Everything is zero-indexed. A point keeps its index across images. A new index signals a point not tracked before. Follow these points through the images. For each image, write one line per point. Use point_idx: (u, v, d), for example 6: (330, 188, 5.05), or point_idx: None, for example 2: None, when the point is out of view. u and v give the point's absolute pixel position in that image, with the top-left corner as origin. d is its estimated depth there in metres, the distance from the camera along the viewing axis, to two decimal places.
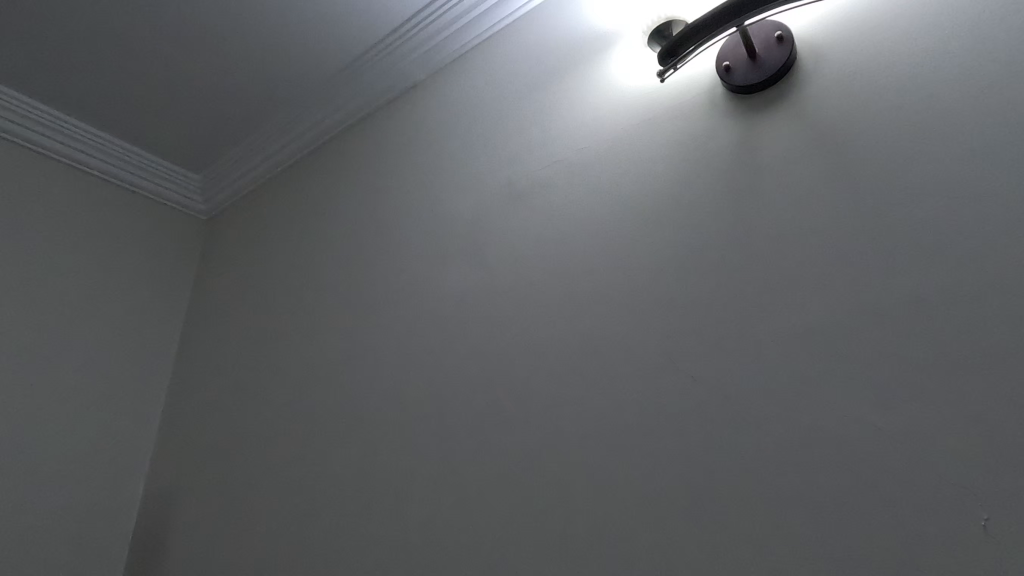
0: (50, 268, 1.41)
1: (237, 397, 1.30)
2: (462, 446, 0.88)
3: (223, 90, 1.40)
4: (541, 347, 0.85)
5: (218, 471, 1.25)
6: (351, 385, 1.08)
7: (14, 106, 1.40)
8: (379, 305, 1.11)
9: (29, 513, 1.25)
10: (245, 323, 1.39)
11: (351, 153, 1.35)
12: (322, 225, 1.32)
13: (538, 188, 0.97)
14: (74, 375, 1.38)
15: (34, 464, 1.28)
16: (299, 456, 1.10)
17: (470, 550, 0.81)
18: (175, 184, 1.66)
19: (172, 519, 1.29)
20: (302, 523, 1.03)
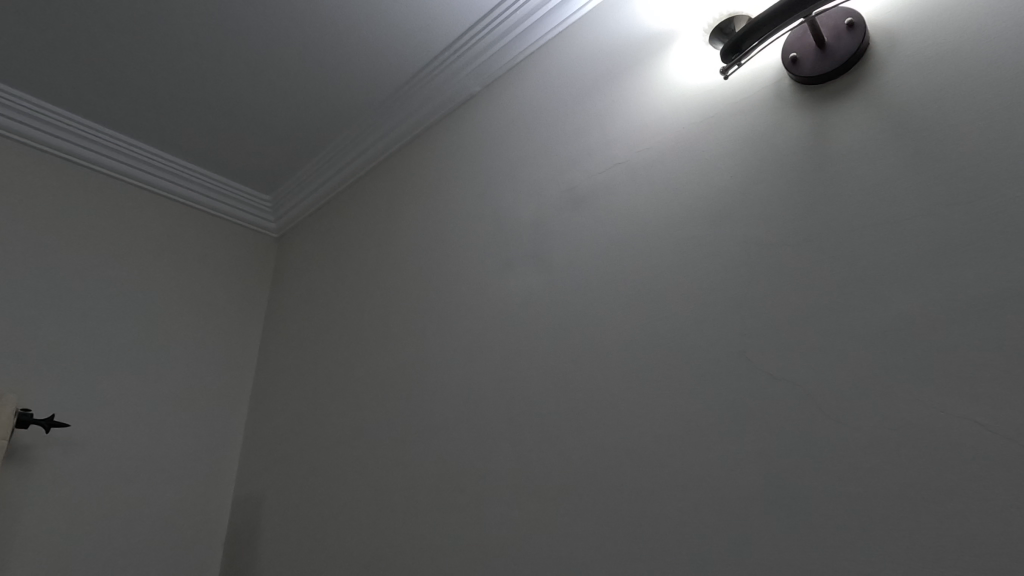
0: (144, 290, 1.54)
1: (314, 406, 1.37)
2: (530, 452, 0.90)
3: (289, 113, 1.47)
4: (606, 354, 0.85)
5: (300, 475, 1.32)
6: (421, 393, 1.12)
7: (106, 141, 1.54)
8: (444, 314, 1.14)
9: (137, 514, 1.37)
10: (319, 333, 1.46)
11: (411, 166, 1.40)
12: (386, 237, 1.37)
13: (598, 194, 0.97)
14: (169, 385, 1.50)
15: (139, 469, 1.40)
16: (375, 462, 1.15)
17: (543, 556, 0.82)
18: (248, 204, 1.77)
19: (261, 517, 1.39)
20: (381, 526, 1.08)
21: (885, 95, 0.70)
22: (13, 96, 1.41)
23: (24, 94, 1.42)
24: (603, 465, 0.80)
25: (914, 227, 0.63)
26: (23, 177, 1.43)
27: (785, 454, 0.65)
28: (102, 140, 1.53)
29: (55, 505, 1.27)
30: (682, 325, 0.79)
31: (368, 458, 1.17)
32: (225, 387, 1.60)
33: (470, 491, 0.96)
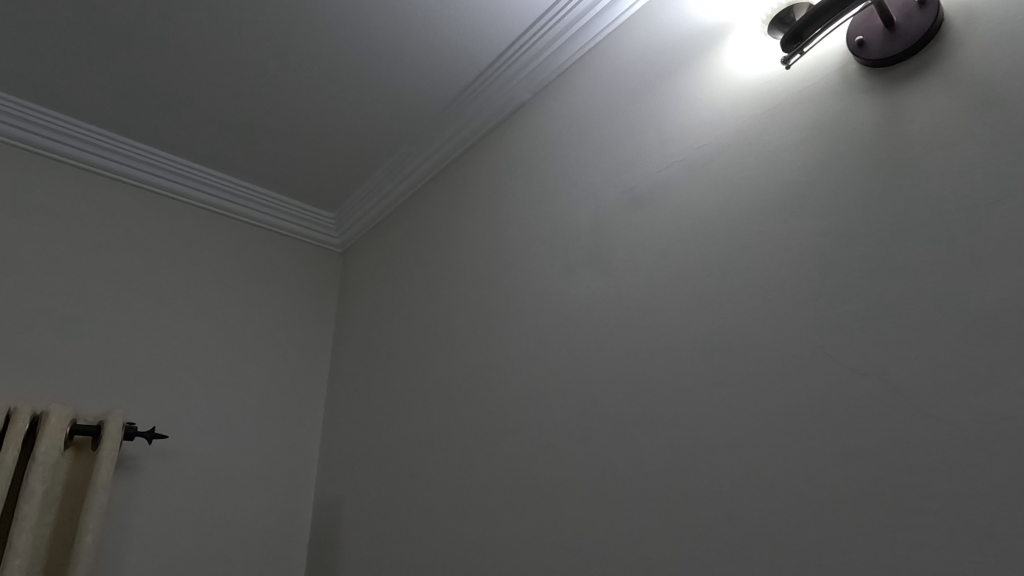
0: (226, 309, 1.64)
1: (386, 413, 1.43)
2: (603, 454, 0.90)
3: (348, 134, 1.54)
4: (676, 353, 0.85)
5: (376, 480, 1.38)
6: (490, 398, 1.15)
7: (184, 172, 1.64)
8: (508, 321, 1.16)
9: (230, 519, 1.46)
10: (387, 343, 1.52)
11: (467, 177, 1.43)
12: (447, 247, 1.41)
13: (657, 193, 0.96)
14: (252, 397, 1.60)
15: (230, 478, 1.49)
16: (448, 465, 1.19)
17: (622, 556, 0.83)
18: (313, 222, 1.86)
19: (341, 520, 1.46)
20: (458, 528, 1.12)
21: (963, 72, 0.67)
22: (100, 136, 1.52)
23: (112, 134, 1.53)
24: (679, 465, 0.80)
25: (1005, 209, 0.60)
26: (116, 210, 1.55)
27: (874, 450, 0.63)
28: (181, 172, 1.64)
29: (159, 512, 1.37)
30: (754, 321, 0.77)
31: (442, 463, 1.21)
32: (302, 397, 1.69)
33: (545, 493, 0.98)
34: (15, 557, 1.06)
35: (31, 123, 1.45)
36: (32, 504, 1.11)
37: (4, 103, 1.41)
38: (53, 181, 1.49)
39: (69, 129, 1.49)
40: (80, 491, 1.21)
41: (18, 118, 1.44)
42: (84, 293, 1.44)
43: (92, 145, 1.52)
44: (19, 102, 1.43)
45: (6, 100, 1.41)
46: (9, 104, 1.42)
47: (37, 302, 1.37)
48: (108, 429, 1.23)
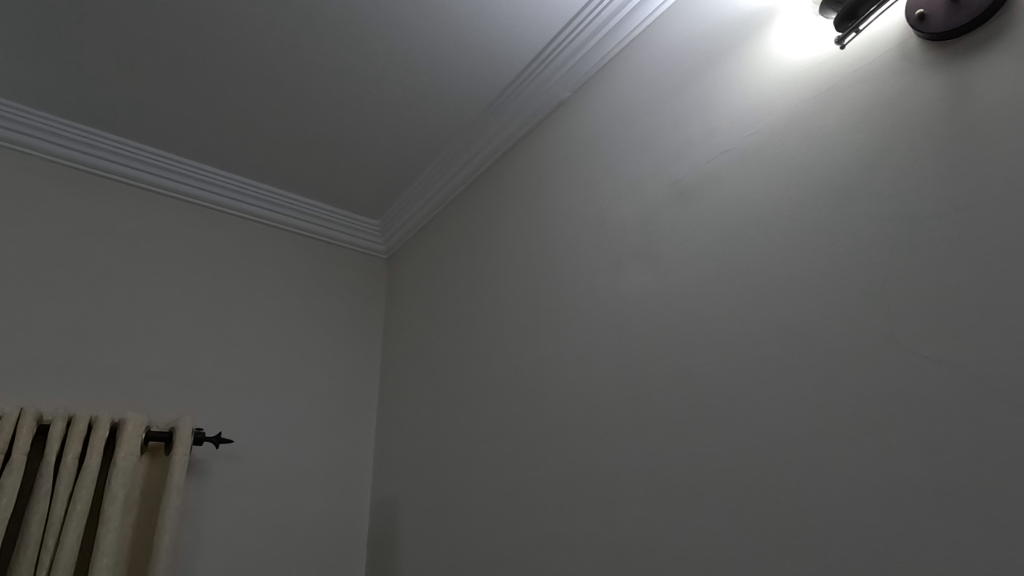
0: (281, 318, 1.69)
1: (438, 414, 1.45)
2: (660, 451, 0.89)
3: (391, 141, 1.57)
4: (732, 347, 0.83)
5: (431, 481, 1.40)
6: (542, 397, 1.15)
7: (232, 186, 1.68)
8: (557, 319, 1.17)
9: (293, 520, 1.51)
10: (436, 345, 1.54)
11: (509, 178, 1.44)
12: (492, 248, 1.42)
13: (706, 183, 0.95)
14: (309, 401, 1.65)
15: (292, 481, 1.55)
16: (503, 464, 1.20)
17: (685, 554, 0.82)
18: (359, 230, 1.90)
19: (398, 520, 1.49)
20: (515, 527, 1.12)
21: None
22: (149, 153, 1.56)
23: (170, 154, 1.58)
24: (741, 461, 0.78)
25: None
26: (176, 227, 1.60)
27: (953, 443, 0.60)
28: (235, 187, 1.69)
29: (227, 514, 1.43)
30: (815, 312, 0.75)
31: (496, 463, 1.22)
32: (355, 400, 1.73)
33: (602, 492, 0.97)
34: (102, 556, 1.13)
35: (96, 148, 1.51)
36: (115, 505, 1.18)
37: (70, 129, 1.47)
38: (118, 201, 1.54)
39: (131, 151, 1.54)
40: (155, 491, 1.28)
41: (84, 143, 1.50)
42: (151, 308, 1.49)
43: (152, 165, 1.58)
44: (81, 127, 1.48)
45: (73, 127, 1.47)
46: (75, 131, 1.48)
47: (109, 319, 1.42)
48: (179, 433, 1.29)
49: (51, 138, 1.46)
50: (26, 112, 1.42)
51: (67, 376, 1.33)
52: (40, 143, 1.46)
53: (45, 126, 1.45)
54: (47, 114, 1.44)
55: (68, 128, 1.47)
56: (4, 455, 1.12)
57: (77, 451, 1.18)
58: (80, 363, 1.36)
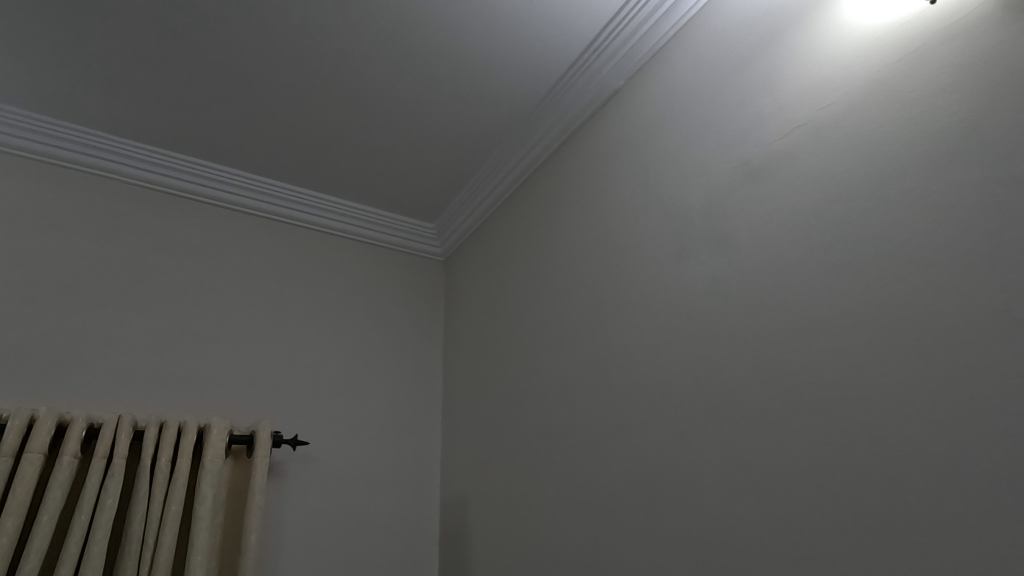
0: (346, 324, 1.73)
1: (505, 413, 1.45)
2: (743, 443, 0.85)
3: (444, 143, 1.58)
4: (818, 331, 0.79)
5: (501, 480, 1.40)
6: (613, 391, 1.13)
7: (296, 198, 1.74)
8: (622, 312, 1.14)
9: (367, 519, 1.55)
10: (499, 343, 1.54)
11: (565, 172, 1.43)
12: (552, 244, 1.41)
13: (779, 161, 0.90)
14: (377, 403, 1.68)
15: (364, 481, 1.58)
16: (574, 461, 1.18)
17: (776, 552, 0.78)
18: (416, 234, 1.93)
19: (469, 519, 1.50)
20: (590, 524, 1.11)
21: None
22: (219, 171, 1.63)
23: (237, 171, 1.65)
24: (834, 451, 0.74)
25: None
26: (245, 240, 1.67)
27: None
28: (299, 198, 1.74)
29: (307, 514, 1.48)
30: (914, 287, 0.70)
31: (567, 460, 1.20)
32: (420, 401, 1.76)
33: (681, 487, 0.94)
34: (196, 553, 1.19)
35: (172, 169, 1.59)
36: (206, 505, 1.24)
37: (149, 154, 1.56)
38: (193, 218, 1.62)
39: (203, 170, 1.62)
40: (240, 492, 1.34)
41: (161, 165, 1.58)
42: (227, 318, 1.56)
43: (222, 182, 1.65)
44: (157, 150, 1.56)
45: (148, 150, 1.55)
46: (152, 154, 1.56)
47: (190, 330, 1.50)
48: (259, 436, 1.35)
49: (131, 161, 1.55)
50: (108, 139, 1.51)
51: (155, 385, 1.41)
52: (122, 168, 1.55)
53: (125, 151, 1.54)
54: (127, 140, 1.53)
55: (146, 152, 1.55)
56: (106, 458, 1.20)
57: (169, 454, 1.25)
58: (166, 373, 1.43)
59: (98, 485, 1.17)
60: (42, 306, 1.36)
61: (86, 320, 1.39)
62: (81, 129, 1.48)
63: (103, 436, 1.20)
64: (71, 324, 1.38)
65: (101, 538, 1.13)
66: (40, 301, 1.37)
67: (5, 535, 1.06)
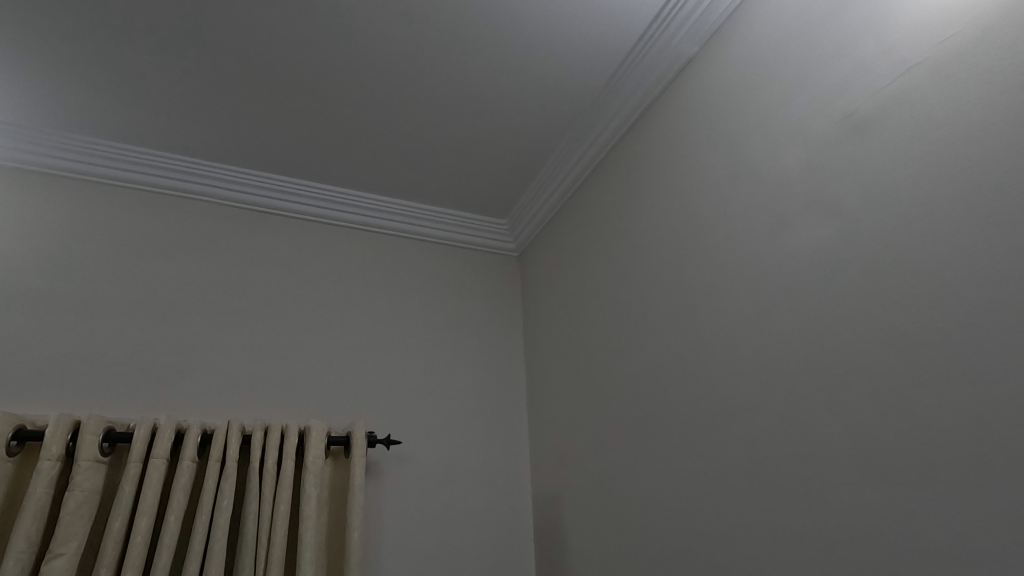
0: (428, 325, 1.76)
1: (593, 405, 1.41)
2: (869, 426, 0.77)
3: (512, 136, 1.56)
4: (960, 295, 0.69)
5: (595, 477, 1.36)
6: (710, 377, 1.06)
7: (373, 205, 1.78)
8: (716, 293, 1.07)
9: (462, 517, 1.55)
10: (582, 335, 1.50)
11: (640, 151, 1.36)
12: (631, 227, 1.35)
13: (892, 110, 0.81)
14: (462, 402, 1.69)
15: (457, 480, 1.59)
16: (673, 453, 1.12)
17: (921, 548, 0.69)
18: (489, 231, 1.93)
19: (564, 515, 1.47)
20: (697, 520, 1.05)
21: None
22: (300, 185, 1.70)
23: (317, 184, 1.71)
24: (988, 430, 0.65)
25: None
26: (328, 249, 1.73)
27: None
28: (375, 205, 1.79)
29: (403, 513, 1.50)
30: None
31: (666, 453, 1.14)
32: (505, 398, 1.75)
33: (800, 478, 0.86)
34: (305, 551, 1.24)
35: (258, 187, 1.67)
36: (311, 504, 1.29)
37: (236, 174, 1.64)
38: (279, 232, 1.70)
39: (285, 185, 1.69)
40: (341, 491, 1.38)
41: (248, 185, 1.66)
42: (316, 326, 1.62)
43: (302, 196, 1.72)
44: (244, 171, 1.64)
45: (236, 171, 1.64)
46: (239, 174, 1.64)
47: (285, 338, 1.57)
48: (355, 436, 1.39)
49: (221, 184, 1.64)
50: (200, 165, 1.60)
51: (258, 393, 1.48)
52: (213, 190, 1.64)
53: (216, 174, 1.63)
54: (216, 164, 1.61)
55: (233, 173, 1.64)
56: (220, 462, 1.27)
57: (275, 456, 1.31)
58: (266, 381, 1.50)
59: (214, 487, 1.24)
60: (153, 325, 1.46)
61: (192, 335, 1.48)
62: (175, 158, 1.58)
63: (216, 441, 1.28)
64: (179, 339, 1.47)
65: (221, 538, 1.20)
66: (151, 321, 1.46)
67: (140, 535, 1.15)
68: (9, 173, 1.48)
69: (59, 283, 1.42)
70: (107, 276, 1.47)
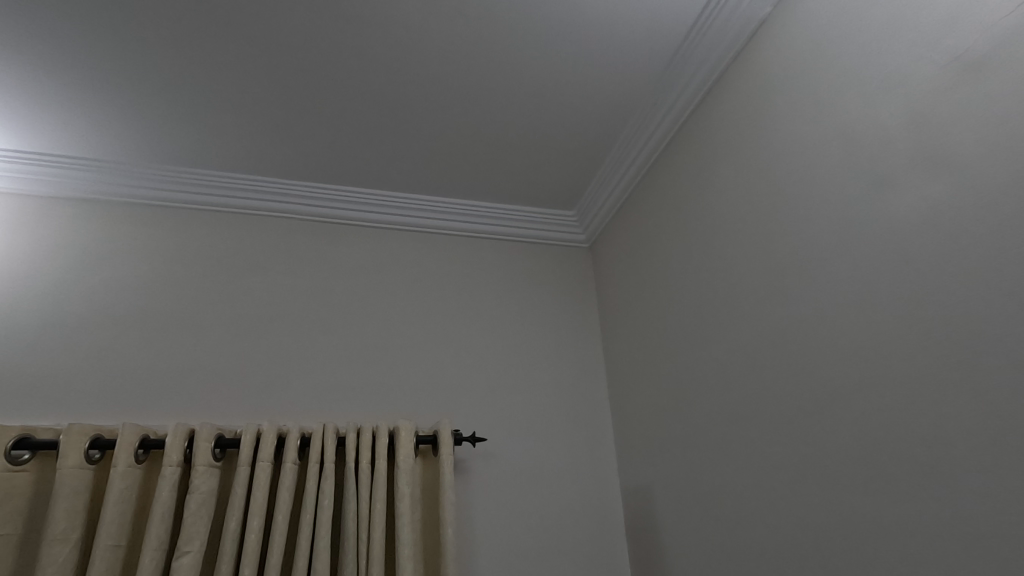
0: (505, 322, 1.76)
1: (681, 394, 1.36)
2: (1007, 403, 0.69)
3: (575, 125, 1.53)
4: None
5: (688, 468, 1.31)
6: (810, 357, 0.98)
7: (443, 207, 1.81)
8: (812, 267, 0.99)
9: (553, 512, 1.55)
10: (664, 322, 1.45)
11: (714, 126, 1.30)
12: (710, 206, 1.29)
13: (1012, 45, 0.71)
14: (544, 397, 1.68)
15: (544, 476, 1.58)
16: (774, 440, 1.06)
17: None
18: (559, 224, 1.91)
19: (657, 508, 1.43)
20: (807, 511, 0.98)
21: None
22: (373, 195, 1.76)
23: (388, 192, 1.76)
24: None
25: None
26: (403, 254, 1.78)
27: None
28: (444, 208, 1.81)
29: (495, 509, 1.51)
30: None
31: (766, 440, 1.08)
32: (587, 391, 1.73)
33: (924, 463, 0.78)
34: (404, 547, 1.28)
35: (334, 201, 1.74)
36: (405, 502, 1.33)
37: (314, 190, 1.72)
38: (357, 242, 1.76)
39: (359, 196, 1.75)
40: (433, 488, 1.42)
41: (325, 199, 1.73)
42: (398, 330, 1.67)
43: (376, 205, 1.77)
44: (321, 186, 1.72)
45: (314, 186, 1.71)
46: (317, 189, 1.72)
47: (369, 344, 1.63)
48: (443, 434, 1.42)
49: (301, 200, 1.72)
50: (281, 183, 1.69)
51: (348, 397, 1.55)
52: (294, 207, 1.72)
53: (296, 191, 1.71)
54: (295, 181, 1.70)
55: (311, 188, 1.71)
56: (319, 463, 1.33)
57: (369, 456, 1.36)
58: (355, 385, 1.56)
59: (316, 487, 1.30)
60: (250, 337, 1.55)
61: (286, 345, 1.57)
62: (258, 179, 1.67)
63: (314, 443, 1.34)
64: (274, 350, 1.55)
65: (325, 535, 1.26)
66: (248, 333, 1.56)
67: (253, 533, 1.23)
68: (117, 207, 1.62)
69: (167, 304, 1.54)
70: (207, 295, 1.58)
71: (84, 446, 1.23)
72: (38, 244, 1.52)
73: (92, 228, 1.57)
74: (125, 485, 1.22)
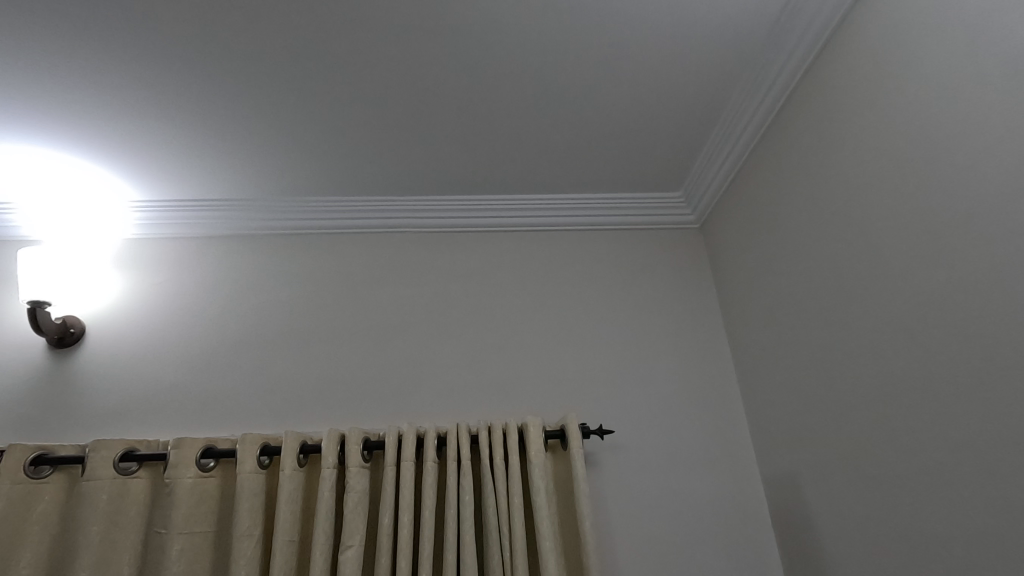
0: (619, 313, 1.74)
1: (824, 373, 1.25)
2: None
3: (675, 102, 1.47)
4: None
5: (839, 452, 1.21)
6: (982, 324, 0.86)
7: (546, 205, 1.82)
8: (975, 220, 0.87)
9: (689, 502, 1.50)
10: (796, 298, 1.35)
11: (836, 80, 1.18)
12: (839, 168, 1.18)
13: None
14: (667, 387, 1.63)
15: (676, 466, 1.54)
16: (943, 419, 0.94)
17: None
18: (666, 206, 1.85)
19: (806, 496, 1.33)
20: (992, 496, 0.86)
21: None
22: (477, 200, 1.80)
23: (491, 195, 1.80)
24: None
25: None
26: (511, 255, 1.81)
27: None
28: (547, 204, 1.82)
29: (628, 501, 1.49)
30: None
31: (933, 419, 0.96)
32: (714, 377, 1.65)
33: None
34: (545, 540, 1.30)
35: (442, 210, 1.81)
36: (541, 496, 1.35)
37: (422, 203, 1.80)
38: (466, 247, 1.82)
39: (465, 203, 1.81)
40: (566, 481, 1.43)
41: (433, 210, 1.81)
42: (514, 329, 1.70)
43: (481, 210, 1.82)
44: (428, 198, 1.79)
45: (422, 199, 1.79)
46: (425, 202, 1.80)
47: (489, 344, 1.68)
48: (571, 428, 1.42)
49: (412, 214, 1.81)
50: (393, 200, 1.79)
51: (474, 397, 1.60)
52: (406, 221, 1.82)
53: (406, 206, 1.80)
54: (405, 197, 1.79)
55: (420, 202, 1.80)
56: (457, 460, 1.39)
57: (501, 452, 1.40)
58: (479, 385, 1.62)
59: (456, 484, 1.37)
60: (381, 347, 1.66)
61: (412, 352, 1.66)
62: (373, 199, 1.78)
63: (450, 442, 1.40)
64: (403, 357, 1.65)
65: (469, 529, 1.32)
66: (379, 343, 1.67)
67: (404, 529, 1.31)
68: (259, 239, 1.80)
69: (307, 323, 1.69)
70: (340, 311, 1.71)
71: (256, 453, 1.38)
72: (200, 279, 1.73)
73: (242, 259, 1.77)
74: (293, 486, 1.36)
